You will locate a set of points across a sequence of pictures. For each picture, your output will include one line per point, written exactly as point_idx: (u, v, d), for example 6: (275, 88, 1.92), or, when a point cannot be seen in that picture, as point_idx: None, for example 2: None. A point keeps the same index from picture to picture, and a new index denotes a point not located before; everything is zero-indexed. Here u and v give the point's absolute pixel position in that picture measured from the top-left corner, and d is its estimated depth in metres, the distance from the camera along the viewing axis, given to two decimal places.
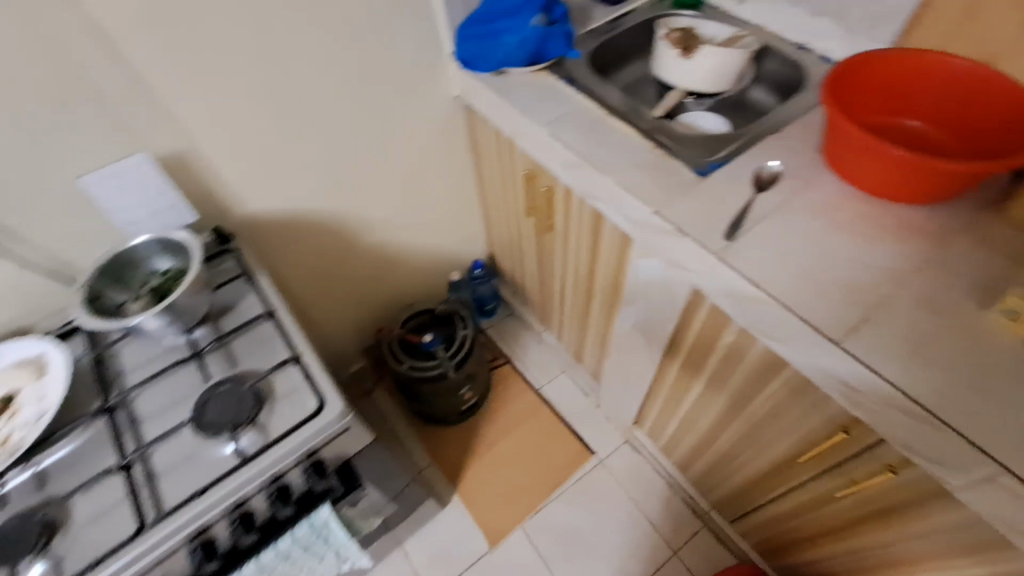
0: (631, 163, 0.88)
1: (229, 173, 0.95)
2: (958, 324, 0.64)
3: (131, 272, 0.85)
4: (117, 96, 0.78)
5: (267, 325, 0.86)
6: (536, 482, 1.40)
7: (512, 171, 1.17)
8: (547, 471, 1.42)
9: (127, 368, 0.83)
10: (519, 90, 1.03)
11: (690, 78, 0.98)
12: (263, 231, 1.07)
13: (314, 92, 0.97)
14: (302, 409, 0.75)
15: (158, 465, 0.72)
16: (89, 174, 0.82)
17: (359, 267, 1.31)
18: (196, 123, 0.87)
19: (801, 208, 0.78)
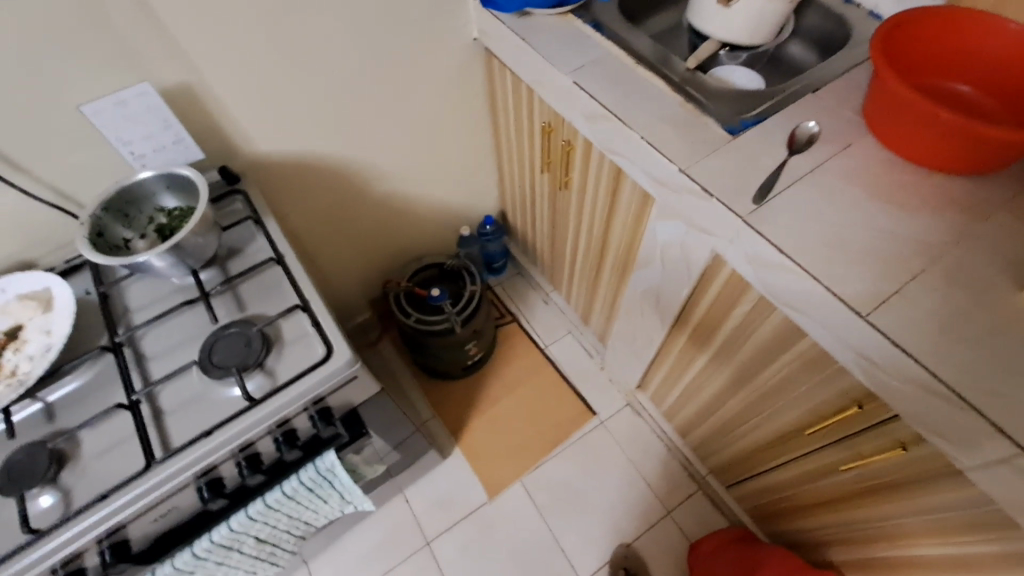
0: (658, 118, 0.84)
1: (236, 109, 0.91)
2: (991, 303, 0.61)
3: (136, 210, 0.82)
4: (118, 19, 0.73)
5: (275, 270, 0.85)
6: (537, 439, 1.42)
7: (530, 122, 1.12)
8: (548, 429, 1.43)
9: (133, 306, 0.82)
10: (543, 34, 0.97)
11: (728, 29, 0.92)
12: (271, 174, 1.04)
13: (325, 25, 0.91)
14: (310, 356, 0.75)
15: (166, 405, 0.73)
16: (90, 104, 0.78)
17: (368, 216, 1.28)
18: (202, 54, 0.82)
19: (836, 175, 0.74)
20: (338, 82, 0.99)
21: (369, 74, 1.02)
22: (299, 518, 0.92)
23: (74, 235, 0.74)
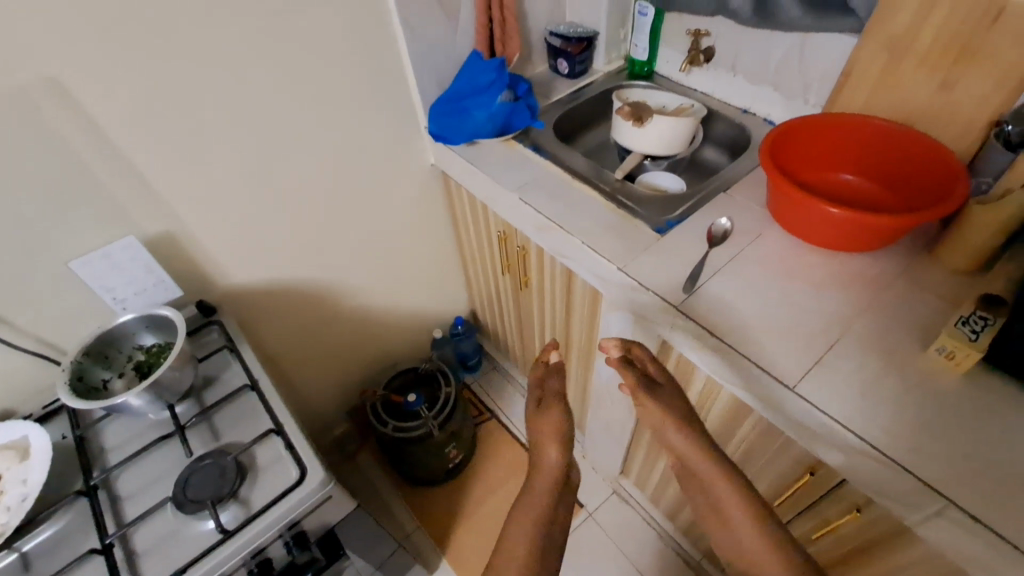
0: (596, 224, 0.94)
1: (214, 248, 0.99)
2: (902, 365, 0.68)
3: (114, 351, 0.86)
4: (109, 184, 0.83)
5: (250, 396, 0.88)
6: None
7: (487, 232, 1.24)
8: None
9: (109, 446, 0.84)
10: (490, 159, 1.10)
11: (647, 143, 1.06)
12: (247, 301, 1.10)
13: (293, 168, 1.02)
14: (283, 479, 0.76)
15: (140, 545, 0.72)
16: (78, 260, 0.85)
17: (342, 330, 1.34)
18: (183, 205, 0.91)
19: (752, 261, 0.83)
20: (309, 214, 1.10)
21: (337, 204, 1.13)
22: None
23: (55, 382, 0.77)
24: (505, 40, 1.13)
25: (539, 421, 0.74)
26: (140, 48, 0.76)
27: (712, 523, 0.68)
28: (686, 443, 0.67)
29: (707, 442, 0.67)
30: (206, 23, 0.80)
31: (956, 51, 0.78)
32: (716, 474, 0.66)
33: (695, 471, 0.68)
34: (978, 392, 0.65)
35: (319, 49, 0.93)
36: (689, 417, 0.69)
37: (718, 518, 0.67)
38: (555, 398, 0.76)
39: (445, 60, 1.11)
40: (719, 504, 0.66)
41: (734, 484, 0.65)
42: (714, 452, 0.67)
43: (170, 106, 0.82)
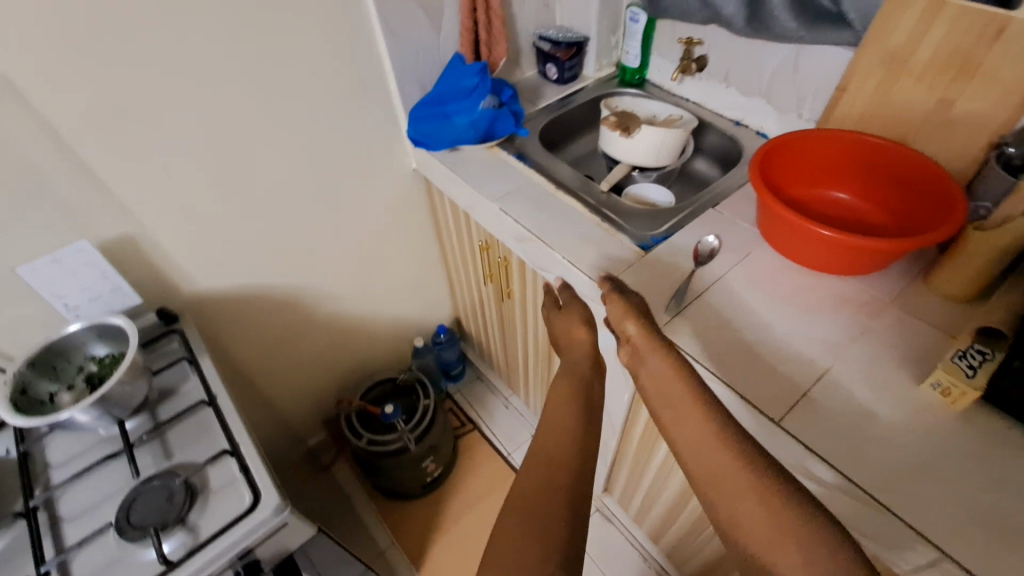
0: (579, 237, 0.90)
1: (179, 253, 0.95)
2: (894, 399, 0.65)
3: (63, 362, 0.81)
4: (61, 185, 0.78)
5: (207, 412, 0.83)
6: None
7: (469, 240, 1.19)
8: None
9: (54, 462, 0.78)
10: (472, 166, 1.06)
11: (635, 154, 1.02)
12: (215, 309, 1.06)
13: (264, 171, 0.98)
14: (235, 506, 0.72)
15: (76, 573, 0.67)
16: (26, 264, 0.80)
17: (318, 338, 1.29)
18: (144, 207, 0.87)
19: (740, 281, 0.80)
20: (282, 217, 1.05)
21: (313, 207, 1.09)
22: None
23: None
24: (491, 45, 1.09)
25: (563, 320, 0.83)
26: (95, 43, 0.71)
27: (660, 411, 0.64)
28: (640, 332, 0.68)
29: (656, 330, 0.68)
30: (168, 18, 0.75)
31: (955, 69, 0.75)
32: (661, 357, 0.65)
33: (644, 358, 0.67)
34: (973, 430, 0.61)
35: (294, 47, 0.89)
36: (647, 315, 0.71)
37: (670, 406, 0.62)
38: (573, 301, 0.85)
39: (429, 62, 1.06)
40: (663, 388, 0.63)
41: (679, 369, 0.64)
42: (661, 339, 0.67)
43: (129, 104, 0.78)
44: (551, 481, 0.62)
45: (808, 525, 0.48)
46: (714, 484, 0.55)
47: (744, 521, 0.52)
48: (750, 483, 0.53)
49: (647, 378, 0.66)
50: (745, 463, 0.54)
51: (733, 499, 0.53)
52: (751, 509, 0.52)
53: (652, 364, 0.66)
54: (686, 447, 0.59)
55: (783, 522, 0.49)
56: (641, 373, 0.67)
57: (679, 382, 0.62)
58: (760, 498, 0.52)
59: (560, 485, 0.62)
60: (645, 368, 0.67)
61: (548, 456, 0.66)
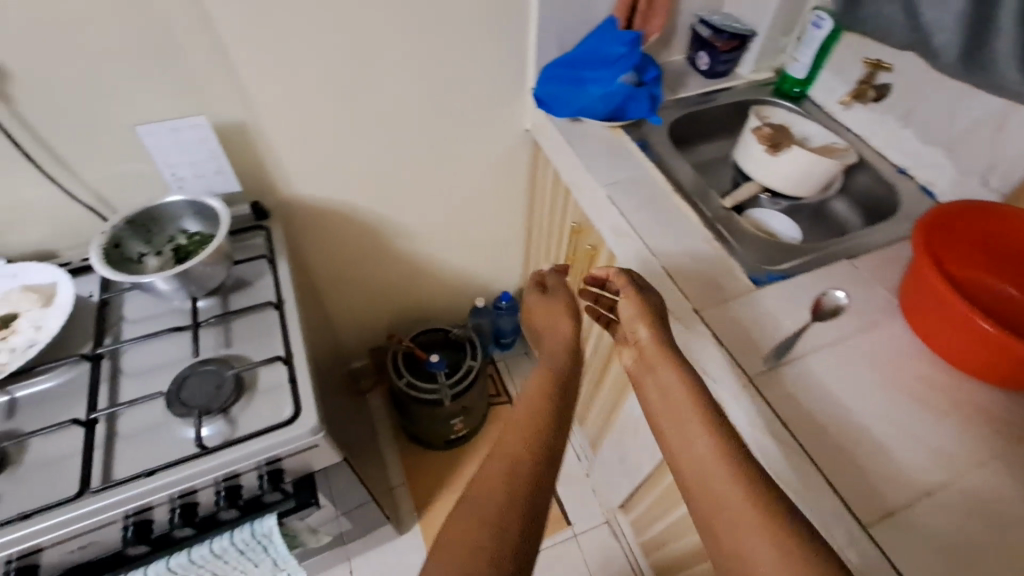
0: (686, 250, 0.82)
1: (284, 152, 0.95)
2: (1011, 546, 0.55)
3: (158, 229, 0.84)
4: (195, 57, 0.78)
5: (271, 314, 0.84)
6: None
7: (562, 218, 1.13)
8: None
9: (128, 318, 0.83)
10: (590, 143, 0.98)
11: (773, 175, 0.91)
12: (303, 215, 1.07)
13: (383, 92, 0.95)
14: (275, 415, 0.72)
15: (122, 428, 0.71)
16: (147, 124, 0.81)
17: (387, 270, 1.29)
18: (263, 98, 0.87)
19: (856, 352, 0.70)
20: (387, 144, 1.03)
21: (419, 141, 1.06)
22: None
23: (91, 239, 0.76)
24: (647, 14, 1.00)
25: (544, 303, 0.83)
26: None
27: (659, 422, 0.60)
28: (652, 337, 0.67)
29: (668, 343, 0.66)
30: None
31: None
32: (670, 369, 0.62)
33: (649, 366, 0.65)
34: None
35: None
36: (661, 323, 0.69)
37: (670, 415, 0.59)
38: (559, 288, 0.85)
39: (578, 19, 0.98)
40: (668, 397, 0.60)
41: (690, 385, 0.60)
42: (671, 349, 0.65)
43: None
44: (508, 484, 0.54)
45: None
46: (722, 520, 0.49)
47: (754, 561, 0.46)
48: (761, 520, 0.48)
49: (652, 388, 0.63)
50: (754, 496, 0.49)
51: (745, 536, 0.48)
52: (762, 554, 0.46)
53: (661, 375, 0.63)
54: (686, 463, 0.54)
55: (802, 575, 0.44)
56: (647, 381, 0.64)
57: (686, 396, 0.59)
58: (779, 546, 0.46)
59: (523, 500, 0.53)
60: (653, 377, 0.64)
61: (511, 458, 0.56)
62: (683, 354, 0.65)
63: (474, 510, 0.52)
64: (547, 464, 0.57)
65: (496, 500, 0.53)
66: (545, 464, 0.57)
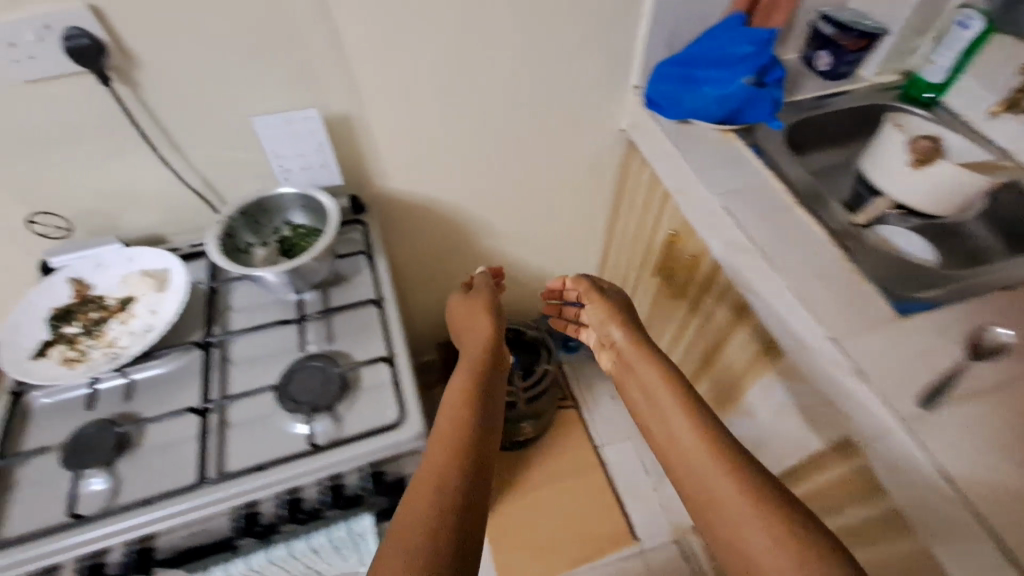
0: (813, 268, 0.75)
1: (383, 145, 0.94)
2: None
3: (266, 220, 0.85)
4: (312, 47, 0.77)
5: (371, 312, 0.83)
6: (571, 537, 1.31)
7: (656, 224, 1.08)
8: (581, 541, 1.31)
9: (235, 307, 0.84)
10: (701, 146, 0.92)
11: (912, 192, 0.85)
12: (393, 209, 1.06)
13: (485, 86, 0.93)
14: (379, 418, 0.71)
15: (232, 417, 0.72)
16: (261, 116, 0.81)
17: (466, 267, 1.27)
18: (369, 89, 0.85)
19: (1019, 395, 0.63)
20: (483, 139, 1.01)
21: (514, 137, 1.03)
22: (311, 570, 0.84)
23: (206, 230, 0.77)
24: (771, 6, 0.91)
25: (466, 306, 0.85)
26: None
27: (644, 414, 0.67)
28: (623, 335, 0.78)
29: (642, 339, 0.76)
30: None
31: None
32: (652, 366, 0.70)
33: (632, 364, 0.73)
34: None
35: None
36: (635, 326, 0.80)
37: (649, 406, 0.67)
38: (481, 289, 0.88)
39: (693, 14, 0.93)
40: (650, 391, 0.68)
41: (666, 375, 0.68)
42: (650, 349, 0.73)
43: None
44: (438, 492, 0.53)
45: (840, 573, 0.44)
46: (710, 506, 0.53)
47: (750, 547, 0.49)
48: (747, 496, 0.51)
49: (632, 383, 0.72)
50: (741, 477, 0.53)
51: (732, 518, 0.51)
52: (755, 533, 0.49)
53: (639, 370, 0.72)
54: (668, 448, 0.61)
55: (797, 548, 0.47)
56: (629, 379, 0.73)
57: (668, 392, 0.66)
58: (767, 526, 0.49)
59: (455, 509, 0.52)
60: (632, 374, 0.72)
61: (437, 475, 0.55)
62: (656, 347, 0.74)
63: (404, 529, 0.50)
64: (483, 445, 0.61)
65: (432, 513, 0.51)
66: (483, 445, 0.61)
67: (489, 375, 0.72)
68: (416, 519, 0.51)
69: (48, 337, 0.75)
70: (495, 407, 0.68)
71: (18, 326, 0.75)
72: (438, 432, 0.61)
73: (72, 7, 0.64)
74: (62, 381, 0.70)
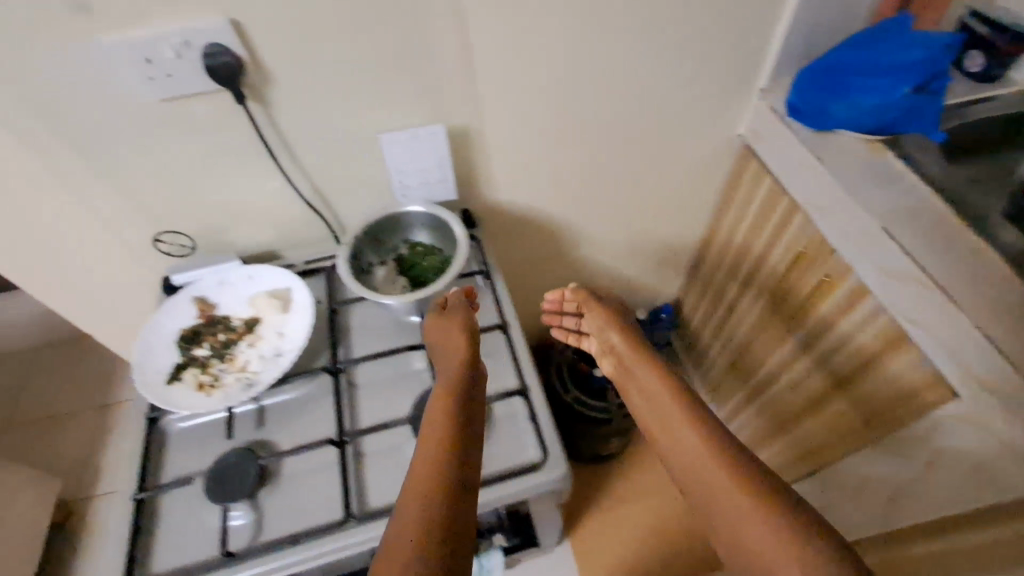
0: (999, 306, 0.68)
1: (498, 159, 0.89)
2: None
3: (386, 237, 0.83)
4: (444, 60, 0.73)
5: (496, 338, 0.80)
6: (625, 546, 1.28)
7: (776, 239, 1.01)
8: (635, 553, 1.27)
9: (356, 329, 0.82)
10: (847, 161, 0.84)
11: None
12: (497, 222, 1.02)
13: (609, 95, 0.87)
14: (519, 455, 0.68)
15: (368, 448, 0.70)
16: (388, 134, 0.77)
17: (557, 278, 1.22)
18: (494, 102, 0.80)
19: None
20: (598, 150, 0.95)
21: (629, 147, 0.97)
22: None
23: (338, 248, 0.77)
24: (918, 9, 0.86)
25: (441, 325, 0.71)
26: None
27: (648, 422, 0.68)
28: (624, 341, 0.79)
29: (641, 345, 0.78)
30: None
31: None
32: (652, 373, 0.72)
33: (633, 369, 0.75)
34: None
35: None
36: (632, 331, 0.81)
37: (653, 411, 0.68)
38: (461, 305, 0.73)
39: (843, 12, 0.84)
40: (652, 396, 0.69)
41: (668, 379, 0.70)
42: (647, 355, 0.76)
43: None
44: (424, 512, 0.48)
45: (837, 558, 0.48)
46: (714, 507, 0.56)
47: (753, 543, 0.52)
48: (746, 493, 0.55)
49: (634, 389, 0.73)
50: (740, 475, 0.56)
51: (735, 516, 0.54)
52: (756, 529, 0.52)
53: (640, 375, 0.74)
54: (671, 452, 0.63)
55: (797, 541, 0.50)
56: (630, 385, 0.74)
57: (670, 395, 0.67)
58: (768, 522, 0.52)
59: (454, 524, 0.48)
60: (634, 380, 0.74)
61: (422, 494, 0.50)
62: (657, 354, 0.76)
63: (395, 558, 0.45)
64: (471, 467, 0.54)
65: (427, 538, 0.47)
66: (473, 458, 0.55)
67: (472, 383, 0.63)
68: (407, 543, 0.46)
69: (180, 360, 0.74)
70: (481, 421, 0.61)
71: (151, 349, 0.74)
72: (423, 452, 0.54)
73: (213, 21, 0.60)
74: (201, 409, 0.70)
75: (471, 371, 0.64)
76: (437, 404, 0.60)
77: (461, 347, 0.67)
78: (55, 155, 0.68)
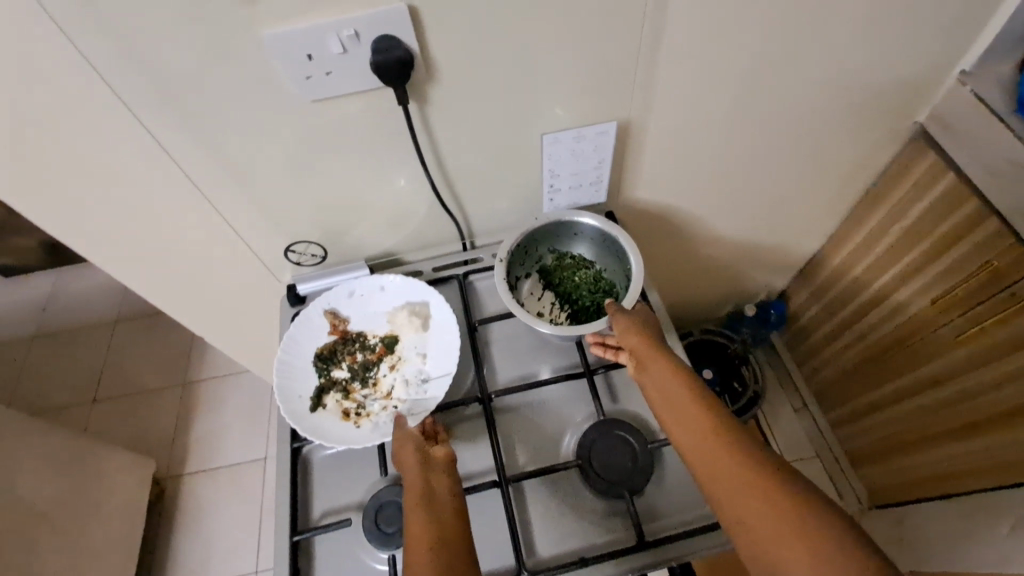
0: None
1: (653, 160, 0.79)
2: None
3: (533, 247, 0.75)
4: (629, 54, 0.62)
5: None
6: None
7: (949, 251, 0.90)
8: None
9: (499, 351, 0.75)
10: None
11: None
12: (630, 225, 0.92)
13: (793, 90, 0.75)
14: (699, 507, 0.63)
15: (529, 489, 0.66)
16: (554, 133, 0.68)
17: (673, 277, 1.13)
18: (667, 99, 0.70)
19: None
20: (759, 150, 0.83)
21: (796, 144, 0.84)
22: None
23: (497, 258, 0.69)
24: None
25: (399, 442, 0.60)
26: None
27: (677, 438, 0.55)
28: (640, 336, 0.62)
29: (654, 338, 0.62)
30: None
31: None
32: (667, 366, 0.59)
33: (645, 365, 0.61)
34: None
35: None
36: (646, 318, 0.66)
37: (681, 426, 0.55)
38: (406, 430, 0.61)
39: None
40: (675, 404, 0.56)
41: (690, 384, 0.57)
42: (660, 345, 0.61)
43: None
44: None
45: None
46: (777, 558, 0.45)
47: None
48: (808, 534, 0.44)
49: (652, 391, 0.59)
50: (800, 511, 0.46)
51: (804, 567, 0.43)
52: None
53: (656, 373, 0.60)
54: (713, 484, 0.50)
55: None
56: (646, 384, 0.60)
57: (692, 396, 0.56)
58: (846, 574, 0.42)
59: None
60: (648, 378, 0.60)
61: None
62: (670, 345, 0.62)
63: None
64: None
65: None
66: None
67: (430, 479, 0.55)
68: None
69: (321, 383, 0.69)
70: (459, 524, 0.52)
71: (291, 371, 0.69)
72: None
73: (388, 9, 0.51)
74: (352, 443, 0.64)
75: (428, 467, 0.57)
76: (411, 515, 0.52)
77: (410, 445, 0.59)
78: (195, 165, 0.61)
